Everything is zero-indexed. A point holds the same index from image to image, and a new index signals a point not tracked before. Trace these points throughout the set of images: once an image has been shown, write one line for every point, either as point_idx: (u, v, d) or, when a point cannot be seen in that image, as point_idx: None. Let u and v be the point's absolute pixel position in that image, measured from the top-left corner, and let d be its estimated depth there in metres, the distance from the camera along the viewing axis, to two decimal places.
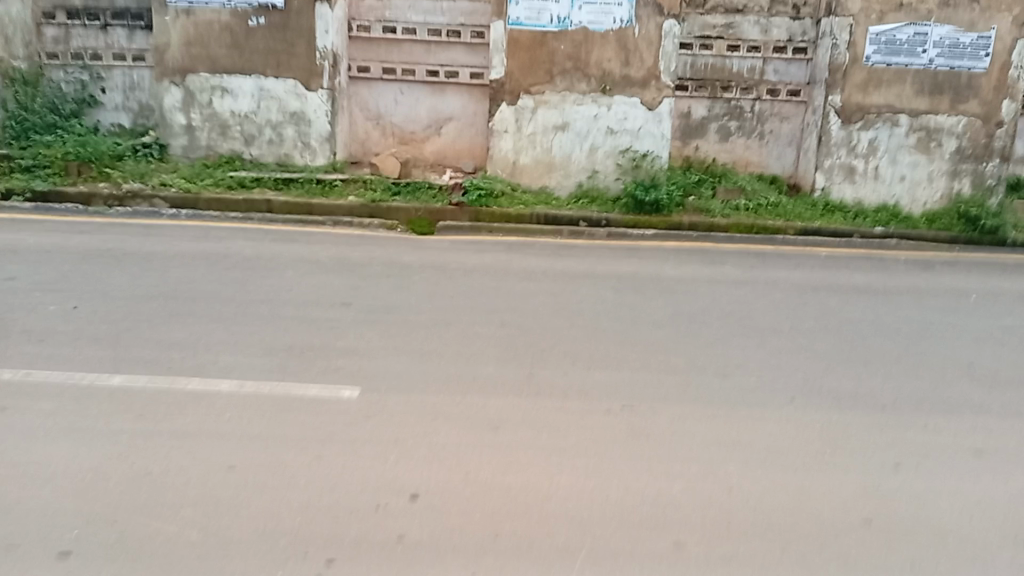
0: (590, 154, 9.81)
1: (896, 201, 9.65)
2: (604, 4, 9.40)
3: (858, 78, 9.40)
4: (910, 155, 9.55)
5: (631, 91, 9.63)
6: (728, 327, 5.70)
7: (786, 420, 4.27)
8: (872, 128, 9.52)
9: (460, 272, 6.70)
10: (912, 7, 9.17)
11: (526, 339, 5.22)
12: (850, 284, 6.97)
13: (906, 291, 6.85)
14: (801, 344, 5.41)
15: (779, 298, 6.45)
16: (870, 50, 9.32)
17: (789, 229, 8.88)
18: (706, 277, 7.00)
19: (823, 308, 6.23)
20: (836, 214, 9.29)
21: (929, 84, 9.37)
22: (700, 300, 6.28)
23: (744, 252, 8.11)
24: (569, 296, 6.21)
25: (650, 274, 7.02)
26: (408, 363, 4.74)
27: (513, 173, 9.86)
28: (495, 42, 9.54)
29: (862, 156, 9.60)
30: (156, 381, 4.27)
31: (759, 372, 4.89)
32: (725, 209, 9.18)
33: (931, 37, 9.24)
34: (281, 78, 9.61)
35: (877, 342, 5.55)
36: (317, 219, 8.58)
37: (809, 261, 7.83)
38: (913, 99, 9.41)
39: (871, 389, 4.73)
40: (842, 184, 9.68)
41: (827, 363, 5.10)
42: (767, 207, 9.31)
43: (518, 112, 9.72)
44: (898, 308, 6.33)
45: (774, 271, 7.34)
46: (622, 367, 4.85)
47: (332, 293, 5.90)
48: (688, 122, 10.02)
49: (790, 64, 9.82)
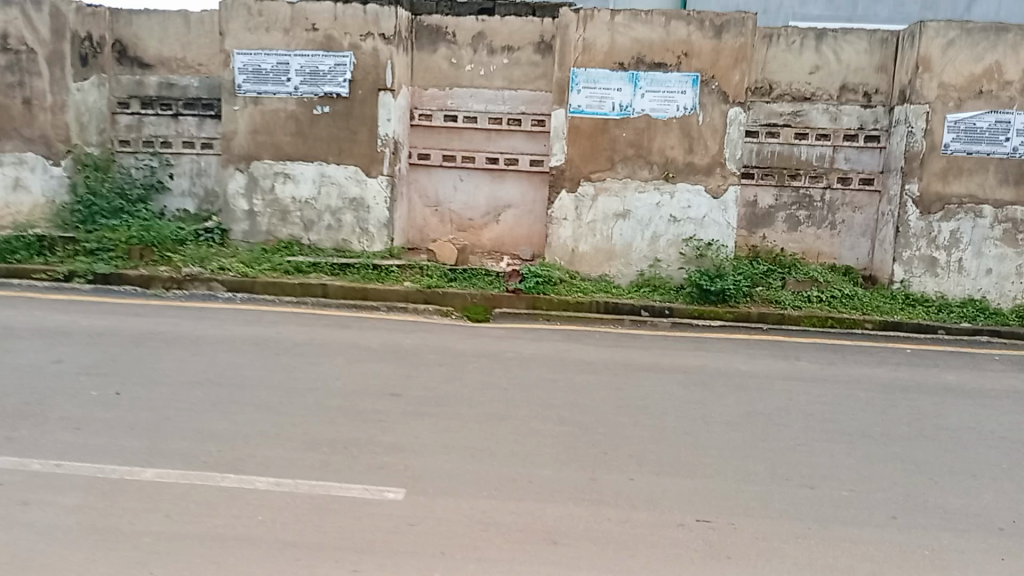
0: (651, 243, 9.50)
1: (982, 295, 9.03)
2: (667, 91, 9.28)
3: (935, 167, 8.93)
4: (995, 247, 8.98)
5: (695, 177, 9.37)
6: (810, 430, 5.16)
7: (888, 542, 3.73)
8: (953, 218, 9.00)
9: (516, 362, 6.34)
10: (991, 93, 8.79)
11: (588, 439, 4.78)
12: (942, 385, 6.36)
13: (1006, 393, 6.19)
14: (896, 452, 4.84)
15: (864, 398, 5.89)
16: (948, 138, 8.90)
17: (868, 322, 8.33)
18: (782, 373, 6.48)
19: (915, 411, 5.64)
20: (918, 308, 8.70)
21: (1013, 173, 8.87)
22: (776, 399, 5.76)
23: (820, 347, 7.57)
24: (632, 390, 5.77)
25: (720, 368, 6.54)
26: (459, 462, 4.33)
27: (572, 262, 9.61)
28: (554, 130, 9.45)
29: (944, 248, 9.05)
30: (189, 476, 3.96)
31: (851, 485, 4.33)
32: (795, 300, 8.70)
33: (1014, 125, 8.81)
34: (341, 165, 9.66)
35: (983, 451, 4.93)
36: (371, 305, 8.39)
37: (893, 357, 7.24)
38: (997, 188, 8.90)
39: (986, 507, 4.13)
40: (924, 277, 9.09)
41: (929, 476, 4.51)
42: (842, 299, 8.79)
43: (579, 200, 9.53)
44: (1001, 413, 5.69)
45: (855, 368, 6.78)
46: (694, 474, 4.36)
47: (382, 383, 5.59)
48: (755, 212, 9.68)
49: (862, 153, 9.46)
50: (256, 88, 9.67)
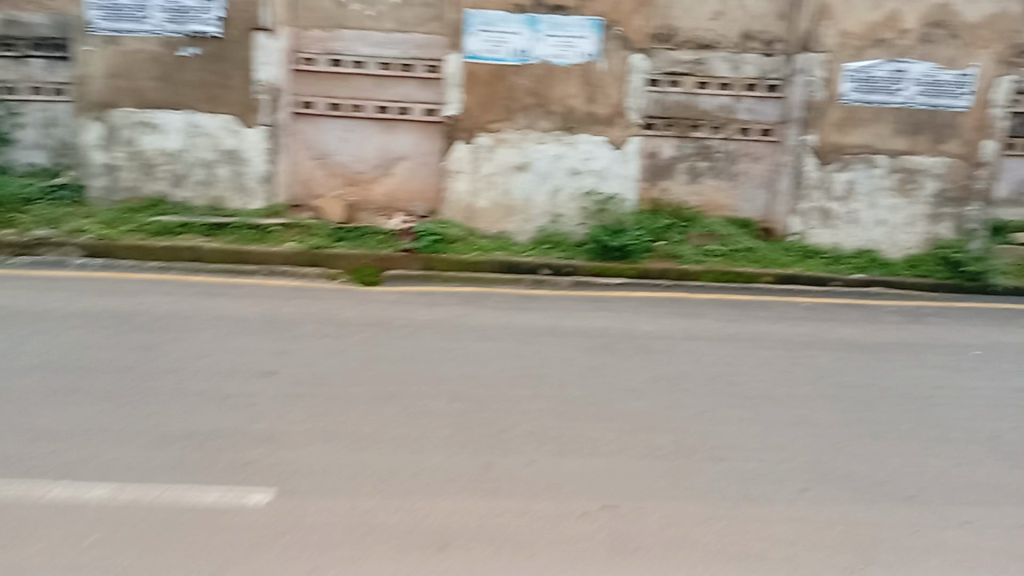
0: (552, 197, 9.09)
1: (875, 246, 9.09)
2: (567, 36, 8.78)
3: (834, 117, 8.91)
4: (888, 198, 9.03)
5: (596, 128, 9.00)
6: (716, 395, 4.92)
7: (800, 518, 3.51)
8: (849, 169, 9.01)
9: (406, 330, 5.85)
10: (889, 43, 8.73)
11: (483, 417, 4.37)
12: (841, 339, 6.29)
13: (901, 346, 6.17)
14: (802, 416, 4.67)
15: (766, 357, 5.73)
16: (846, 87, 8.83)
17: (766, 276, 8.28)
18: (684, 332, 6.26)
19: (817, 369, 5.52)
20: (813, 260, 8.72)
21: (908, 123, 8.88)
22: (680, 361, 5.52)
23: (722, 303, 7.42)
24: (531, 358, 5.40)
25: (622, 329, 6.26)
26: (338, 453, 3.85)
27: (469, 218, 9.11)
28: (451, 76, 8.85)
29: (839, 199, 9.07)
30: (9, 488, 3.33)
31: (759, 455, 4.10)
32: (695, 254, 8.58)
33: (910, 75, 8.78)
34: (214, 114, 8.81)
35: (884, 410, 4.82)
36: (250, 269, 7.67)
37: (791, 312, 7.16)
38: (891, 139, 8.92)
39: (892, 474, 3.98)
40: (819, 228, 9.13)
41: (836, 440, 4.35)
42: (741, 252, 8.70)
43: (478, 151, 9.02)
44: (899, 367, 5.65)
45: (756, 324, 6.64)
46: (596, 452, 4.03)
47: (254, 360, 5.01)
48: (657, 162, 9.31)
49: (762, 103, 9.25)
50: (112, 27, 8.59)
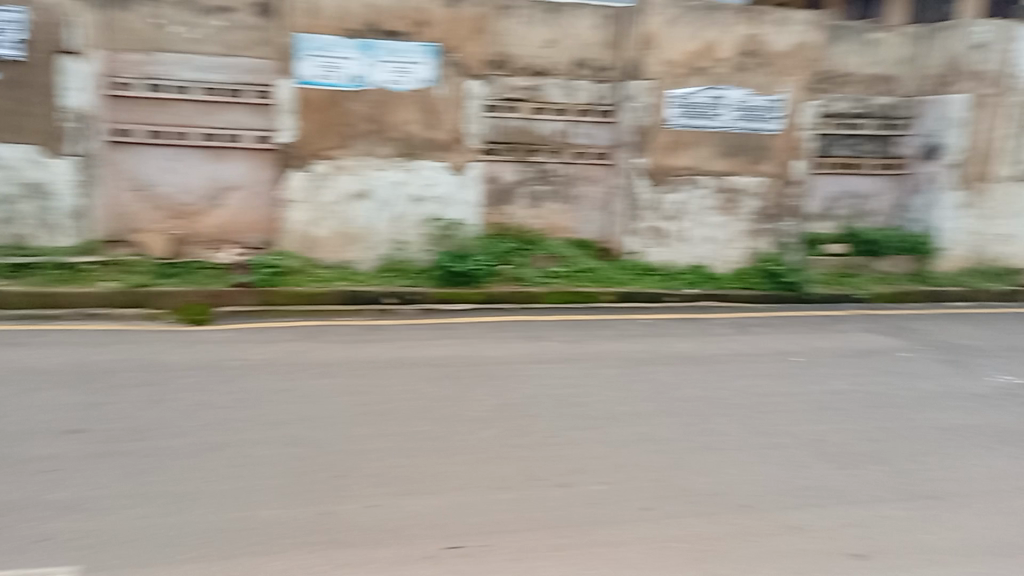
0: (394, 224, 8.91)
1: (704, 262, 9.60)
2: (403, 62, 8.67)
3: (663, 141, 9.32)
4: (715, 216, 9.56)
5: (436, 154, 8.93)
6: (561, 418, 4.92)
7: (644, 537, 3.51)
8: (678, 190, 9.47)
9: (238, 372, 5.47)
10: (707, 70, 9.27)
11: (321, 461, 4.13)
12: (677, 354, 6.52)
13: (732, 357, 6.48)
14: (644, 433, 4.74)
15: (609, 376, 5.82)
16: (672, 113, 9.29)
17: (607, 295, 8.53)
18: (530, 356, 6.25)
19: (657, 385, 5.67)
20: (649, 277, 9.08)
21: (728, 146, 9.45)
22: (526, 386, 5.50)
23: (566, 324, 7.52)
24: (374, 393, 5.19)
25: (468, 356, 6.17)
26: (155, 516, 3.48)
27: (307, 248, 8.75)
28: (282, 102, 8.51)
29: (671, 219, 9.51)
30: None
31: (604, 477, 4.10)
32: (538, 276, 8.72)
33: (728, 101, 9.37)
34: (14, 144, 8.07)
35: (719, 421, 4.99)
36: (60, 314, 6.96)
37: (632, 329, 7.36)
38: (715, 161, 9.46)
39: (729, 484, 4.09)
40: (653, 247, 9.54)
41: (676, 455, 4.44)
42: (581, 273, 8.94)
43: (315, 179, 8.70)
44: (730, 378, 5.91)
45: (598, 344, 6.75)
46: (440, 489, 3.88)
47: (58, 418, 4.48)
48: (499, 187, 9.41)
49: (596, 128, 9.58)
50: None
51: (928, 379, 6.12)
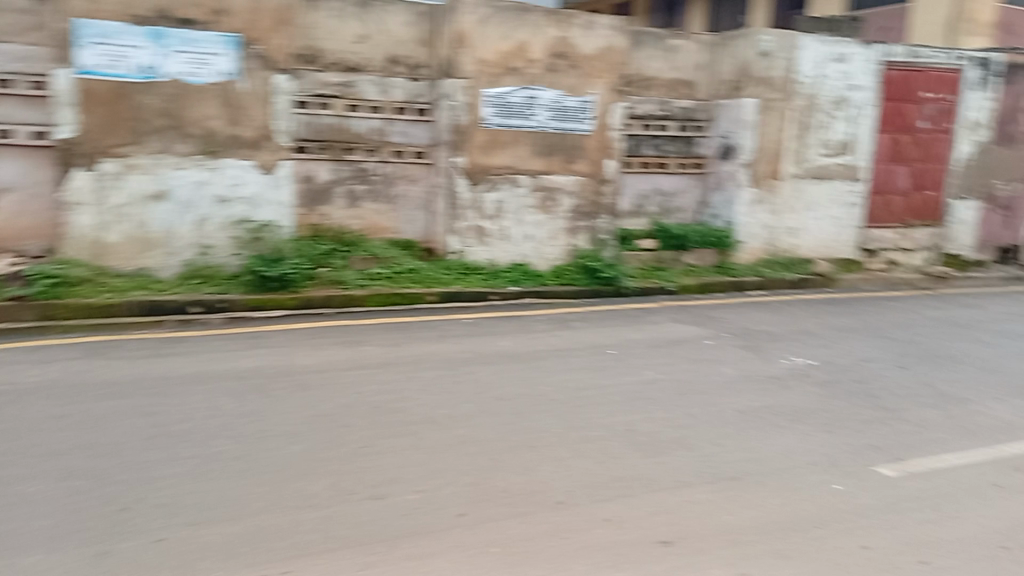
0: (198, 228, 8.29)
1: (525, 260, 9.73)
2: (200, 53, 8.06)
3: (480, 140, 9.34)
4: (533, 214, 9.71)
5: (242, 152, 8.41)
6: (375, 425, 4.74)
7: (458, 546, 3.40)
8: (497, 189, 9.52)
9: (7, 398, 4.82)
10: (520, 71, 9.39)
11: (101, 494, 3.68)
12: (497, 352, 6.52)
13: (550, 353, 6.57)
14: (462, 435, 4.65)
15: (428, 379, 5.69)
16: (487, 112, 9.32)
17: (430, 296, 8.40)
18: (346, 362, 6.00)
19: (476, 385, 5.61)
20: (472, 277, 9.05)
21: (542, 145, 9.63)
22: (341, 395, 5.25)
23: (386, 327, 7.31)
24: (170, 413, 4.74)
25: (279, 366, 5.82)
26: None
27: (97, 256, 7.94)
28: (59, 94, 7.64)
29: (491, 217, 9.55)
30: None
31: (419, 485, 3.96)
32: (358, 278, 8.43)
33: (541, 101, 9.54)
34: None
35: (536, 417, 5.01)
36: None
37: (453, 330, 7.29)
38: (531, 160, 9.60)
39: (544, 481, 4.07)
40: (475, 246, 9.54)
41: (493, 455, 4.39)
42: (403, 274, 8.75)
43: (102, 179, 7.90)
44: (548, 373, 5.97)
45: (418, 346, 6.60)
46: (240, 514, 3.57)
47: None
48: (313, 187, 9.00)
49: (412, 126, 9.40)
50: None
51: (728, 364, 6.50)
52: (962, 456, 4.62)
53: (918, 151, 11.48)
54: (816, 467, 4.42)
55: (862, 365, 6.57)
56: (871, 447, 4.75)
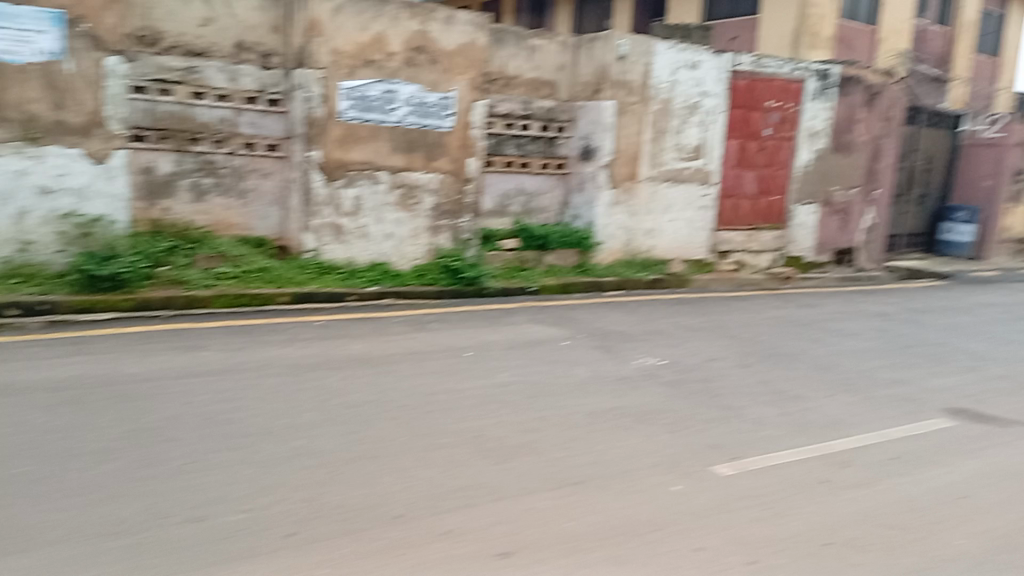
0: (17, 222, 7.54)
1: (385, 259, 9.49)
2: (19, 30, 7.29)
3: (336, 134, 9.00)
4: (393, 212, 9.48)
5: (70, 139, 7.74)
6: (206, 439, 4.41)
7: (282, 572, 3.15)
8: (355, 185, 9.22)
9: None
10: (378, 64, 9.13)
11: None
12: (348, 356, 6.26)
13: (403, 356, 6.38)
14: (301, 446, 4.39)
15: (270, 386, 5.37)
16: (344, 105, 8.99)
17: (282, 297, 8.00)
18: (181, 370, 5.57)
19: (322, 392, 5.34)
20: (328, 276, 8.72)
21: (402, 142, 9.41)
22: (170, 406, 4.85)
23: (230, 330, 6.89)
24: None
25: (103, 375, 5.34)
26: None
27: None
28: None
29: (349, 215, 9.24)
30: None
31: (247, 504, 3.68)
32: (203, 278, 7.91)
33: (401, 96, 9.32)
34: None
35: (384, 425, 4.82)
36: None
37: (304, 332, 6.96)
38: (390, 156, 9.37)
39: (385, 494, 3.88)
40: (331, 244, 9.19)
41: (333, 466, 4.17)
42: (253, 273, 8.29)
43: None
44: (399, 378, 5.78)
45: (263, 351, 6.24)
46: (35, 548, 3.20)
47: None
48: (154, 179, 8.38)
49: (264, 117, 8.93)
50: None
51: (583, 365, 6.54)
52: (793, 453, 4.83)
53: (763, 157, 12.14)
54: (659, 468, 4.48)
55: (709, 365, 6.79)
56: (712, 446, 4.87)
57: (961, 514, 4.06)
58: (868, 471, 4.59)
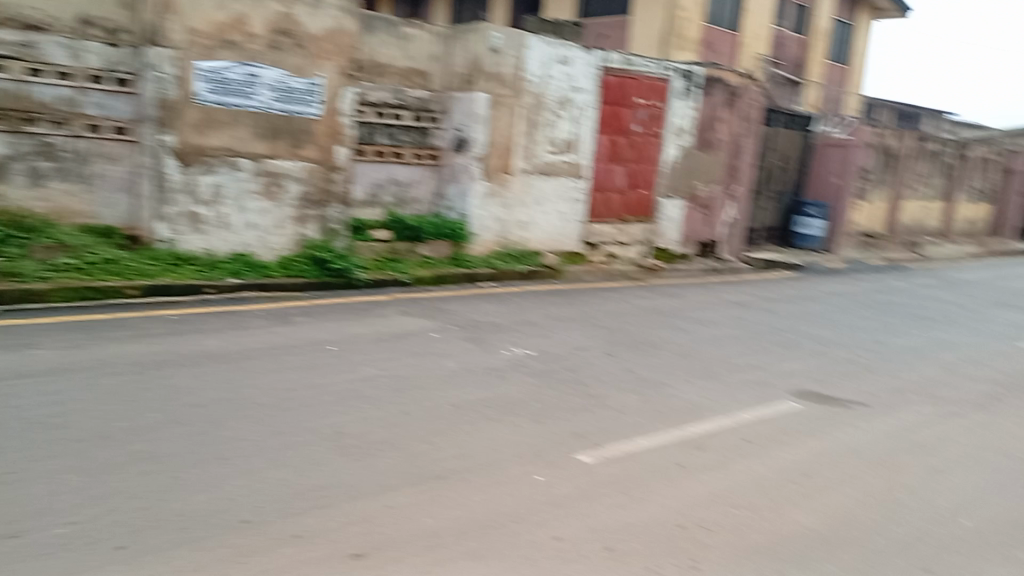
0: None
1: (247, 249, 9.04)
2: None
3: (192, 118, 8.49)
4: (255, 201, 9.05)
5: None
6: (29, 446, 4.00)
7: None
8: (214, 172, 8.74)
9: None
10: (238, 45, 8.65)
11: None
12: (201, 352, 5.90)
13: (263, 351, 6.08)
14: (140, 451, 4.07)
15: (109, 386, 4.97)
16: (201, 87, 8.48)
17: (131, 289, 7.46)
18: (6, 371, 5.06)
19: (170, 391, 5.00)
20: (184, 268, 8.20)
21: (264, 128, 8.99)
22: None
23: (69, 326, 6.35)
24: None
25: None
26: None
27: None
28: None
29: (207, 203, 8.75)
30: None
31: (73, 516, 3.36)
32: (40, 270, 7.25)
33: (262, 80, 8.90)
34: None
35: (236, 426, 4.55)
36: None
37: (153, 328, 6.51)
38: (251, 142, 8.93)
39: (232, 500, 3.65)
40: (187, 234, 8.68)
41: (176, 471, 3.88)
42: (98, 265, 7.69)
43: None
44: (257, 374, 5.50)
45: (105, 349, 5.78)
46: None
47: None
48: None
49: (111, 97, 8.31)
50: None
51: (451, 358, 6.45)
52: (653, 439, 4.94)
53: (632, 153, 12.45)
54: (522, 459, 4.45)
55: (577, 355, 6.86)
56: (575, 435, 4.91)
57: (803, 491, 4.27)
58: (722, 454, 4.75)
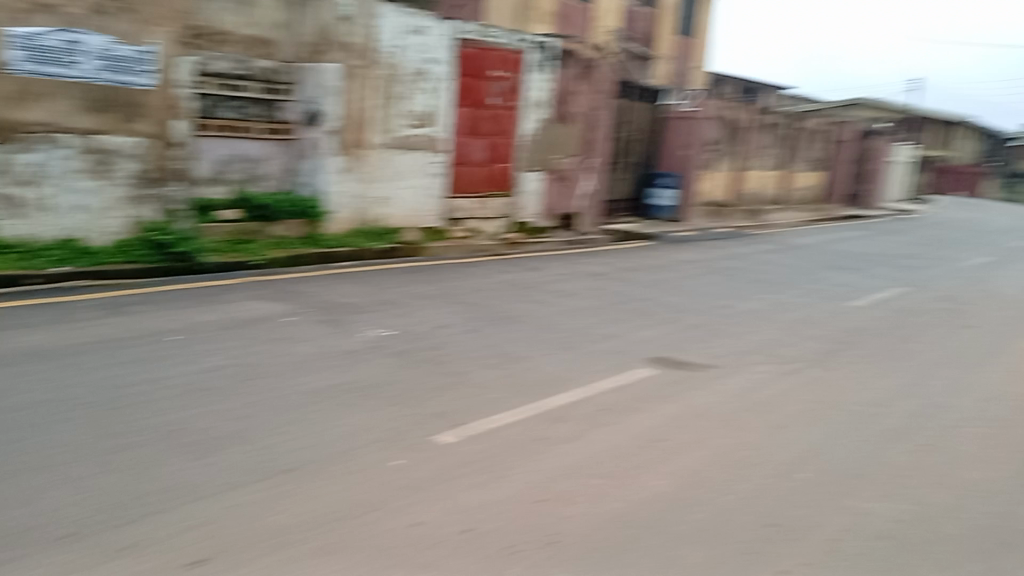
0: None
1: (75, 234, 8.35)
2: None
3: (4, 90, 7.71)
4: (81, 181, 8.34)
5: None
6: None
7: None
8: (31, 150, 7.99)
9: None
10: (55, 9, 7.85)
11: None
12: (23, 349, 5.37)
13: (96, 345, 5.61)
14: None
15: None
16: (15, 55, 7.69)
17: None
18: None
19: None
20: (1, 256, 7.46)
21: (91, 100, 8.27)
22: None
23: None
24: None
25: None
26: None
27: None
28: None
29: (25, 184, 8.00)
30: None
31: None
32: None
33: (87, 47, 8.12)
34: None
35: (64, 429, 4.15)
36: None
37: None
38: (75, 116, 8.19)
39: (55, 511, 3.33)
40: (4, 219, 7.91)
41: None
42: None
43: None
44: (89, 371, 5.06)
45: None
46: None
47: None
48: None
49: None
50: None
51: (305, 342, 6.18)
52: (513, 414, 4.94)
53: (490, 126, 12.41)
54: (379, 444, 4.33)
55: (438, 332, 6.77)
56: (435, 415, 4.83)
57: (656, 456, 4.40)
58: (580, 425, 4.82)
